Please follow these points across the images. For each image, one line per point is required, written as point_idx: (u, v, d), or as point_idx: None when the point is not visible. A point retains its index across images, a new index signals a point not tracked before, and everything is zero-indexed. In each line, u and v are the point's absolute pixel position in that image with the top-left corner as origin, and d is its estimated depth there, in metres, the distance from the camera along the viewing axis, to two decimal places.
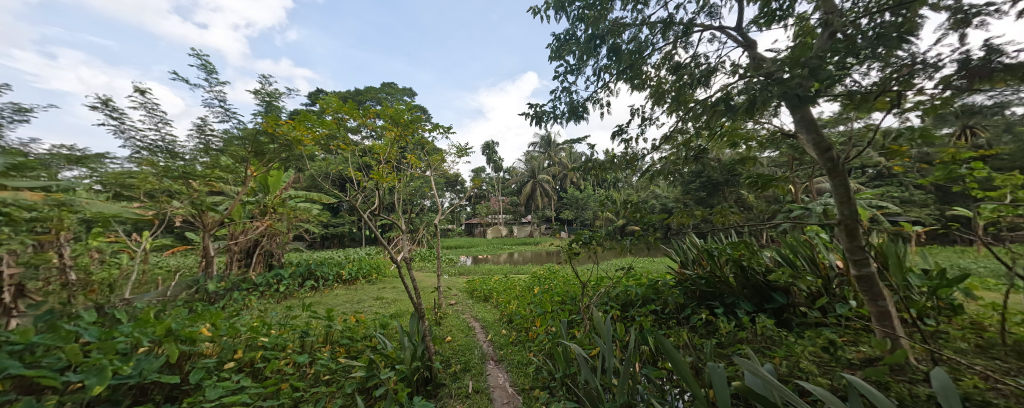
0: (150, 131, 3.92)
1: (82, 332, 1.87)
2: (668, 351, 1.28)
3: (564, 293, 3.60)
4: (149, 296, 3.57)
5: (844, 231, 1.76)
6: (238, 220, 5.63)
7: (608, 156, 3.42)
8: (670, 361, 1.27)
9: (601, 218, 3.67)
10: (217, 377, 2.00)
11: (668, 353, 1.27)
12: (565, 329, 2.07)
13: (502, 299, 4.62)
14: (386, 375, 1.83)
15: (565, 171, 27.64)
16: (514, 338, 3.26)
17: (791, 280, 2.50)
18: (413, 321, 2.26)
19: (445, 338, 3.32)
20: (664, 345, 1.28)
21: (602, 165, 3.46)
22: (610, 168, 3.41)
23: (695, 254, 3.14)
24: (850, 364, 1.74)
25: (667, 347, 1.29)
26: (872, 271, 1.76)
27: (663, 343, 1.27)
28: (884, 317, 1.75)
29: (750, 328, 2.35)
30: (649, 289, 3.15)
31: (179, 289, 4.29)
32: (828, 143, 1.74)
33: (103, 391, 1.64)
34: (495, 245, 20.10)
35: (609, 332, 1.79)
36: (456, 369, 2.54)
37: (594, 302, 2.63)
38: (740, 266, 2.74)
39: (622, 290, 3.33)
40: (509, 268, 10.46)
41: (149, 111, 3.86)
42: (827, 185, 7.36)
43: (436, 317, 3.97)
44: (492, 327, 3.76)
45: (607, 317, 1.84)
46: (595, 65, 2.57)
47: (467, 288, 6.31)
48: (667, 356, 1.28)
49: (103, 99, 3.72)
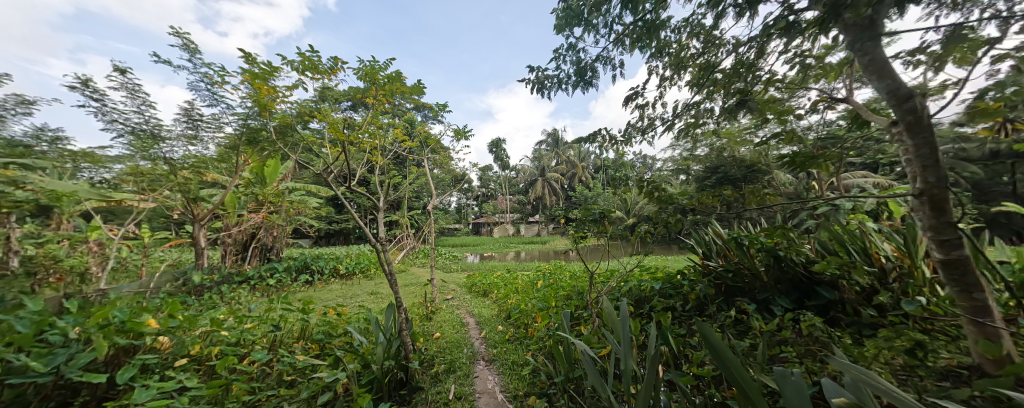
0: (132, 114, 3.77)
1: (9, 321, 1.62)
2: (729, 362, 0.91)
3: (570, 287, 3.26)
4: (127, 287, 3.38)
5: (929, 203, 1.36)
6: (232, 211, 5.45)
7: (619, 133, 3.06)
8: (732, 376, 0.90)
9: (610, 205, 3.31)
10: (163, 375, 1.73)
11: (730, 364, 0.91)
12: (568, 323, 1.73)
13: (501, 293, 4.33)
14: (337, 375, 1.52)
15: (573, 170, 27.25)
16: (514, 336, 2.94)
17: (840, 272, 2.09)
18: (388, 314, 1.96)
19: (433, 334, 3.03)
20: (721, 351, 0.92)
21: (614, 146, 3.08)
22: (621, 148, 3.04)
23: (720, 244, 2.75)
24: (934, 375, 1.36)
25: (727, 357, 0.92)
26: (967, 256, 1.36)
27: (708, 338, 0.93)
28: (983, 314, 1.35)
29: (791, 328, 1.95)
30: (665, 283, 2.77)
31: (162, 280, 4.11)
32: (910, 89, 1.36)
33: (13, 392, 1.37)
34: (501, 244, 19.83)
35: (627, 325, 1.40)
36: (438, 370, 2.23)
37: (603, 294, 2.29)
38: (775, 256, 2.33)
39: (635, 284, 2.97)
40: (514, 265, 10.20)
41: (131, 92, 3.70)
42: (853, 178, 6.88)
43: (428, 311, 3.69)
44: (488, 323, 3.45)
45: (620, 302, 1.42)
46: (606, 20, 2.24)
47: (467, 283, 6.05)
48: (727, 368, 0.92)
49: (82, 79, 3.56)
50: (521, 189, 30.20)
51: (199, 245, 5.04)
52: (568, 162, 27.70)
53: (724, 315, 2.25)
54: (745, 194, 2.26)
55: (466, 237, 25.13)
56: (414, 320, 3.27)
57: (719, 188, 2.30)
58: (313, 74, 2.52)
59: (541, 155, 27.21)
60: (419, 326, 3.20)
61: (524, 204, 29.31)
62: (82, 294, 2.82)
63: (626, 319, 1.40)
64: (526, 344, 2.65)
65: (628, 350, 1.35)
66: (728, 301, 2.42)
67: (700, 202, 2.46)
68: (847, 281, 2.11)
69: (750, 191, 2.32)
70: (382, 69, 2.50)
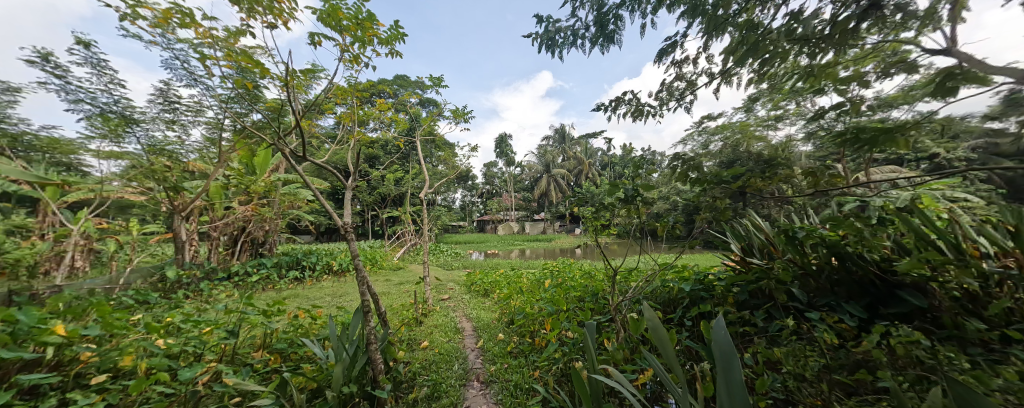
0: (97, 93, 3.41)
1: None
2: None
3: (582, 287, 2.87)
4: (89, 283, 3.12)
5: None
6: (218, 203, 5.14)
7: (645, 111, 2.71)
8: None
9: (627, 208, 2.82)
10: (67, 397, 1.36)
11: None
12: (593, 338, 1.29)
13: (502, 294, 3.97)
14: None
15: (579, 167, 26.86)
16: (517, 350, 2.54)
17: (928, 273, 1.64)
18: (352, 322, 1.63)
19: (421, 344, 2.67)
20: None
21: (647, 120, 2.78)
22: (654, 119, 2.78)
23: (762, 238, 2.30)
24: None
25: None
26: None
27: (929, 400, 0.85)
28: None
29: (870, 345, 1.51)
30: (695, 284, 2.34)
31: (135, 276, 3.84)
32: None
33: None
34: (506, 241, 19.65)
35: (733, 365, 0.95)
36: (417, 397, 1.88)
37: (629, 299, 1.88)
38: (840, 251, 1.87)
39: (660, 285, 2.54)
40: (518, 263, 9.87)
41: (96, 68, 3.34)
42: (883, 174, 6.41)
43: (418, 314, 3.35)
44: (486, 330, 3.09)
45: (716, 318, 0.97)
46: None
47: (466, 282, 5.73)
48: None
49: (41, 52, 3.21)
50: (526, 186, 29.87)
51: (180, 239, 4.70)
52: (574, 159, 27.27)
53: (775, 325, 1.79)
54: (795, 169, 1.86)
55: (470, 234, 24.99)
56: (402, 326, 2.91)
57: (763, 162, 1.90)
58: (270, 15, 2.20)
59: (546, 152, 26.82)
60: (406, 333, 2.84)
61: (528, 201, 28.96)
62: (25, 291, 2.50)
63: (732, 350, 0.95)
64: (534, 361, 2.24)
65: (744, 397, 0.91)
66: (777, 308, 1.97)
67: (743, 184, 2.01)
68: (940, 284, 1.63)
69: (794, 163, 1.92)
70: (346, 6, 2.07)
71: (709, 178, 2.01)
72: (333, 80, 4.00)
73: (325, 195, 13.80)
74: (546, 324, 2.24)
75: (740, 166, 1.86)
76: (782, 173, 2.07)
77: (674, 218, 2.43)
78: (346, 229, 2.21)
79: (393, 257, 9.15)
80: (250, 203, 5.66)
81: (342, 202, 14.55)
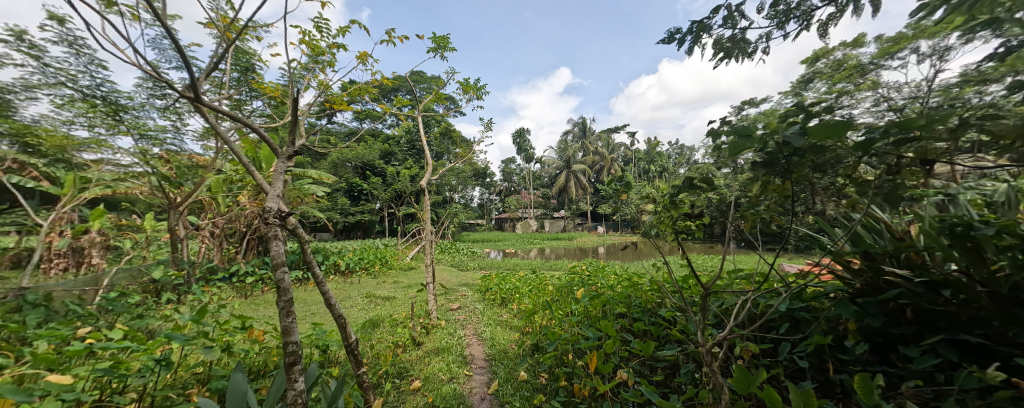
0: (75, 72, 3.12)
1: None
2: None
3: (624, 301, 2.29)
4: (60, 285, 2.81)
5: None
6: (219, 199, 4.85)
7: (729, 42, 2.44)
8: None
9: (681, 200, 1.92)
10: None
11: None
12: None
13: (523, 306, 3.47)
14: None
15: (601, 162, 25.83)
16: (549, 405, 1.97)
17: None
18: (273, 382, 1.42)
19: (411, 385, 2.26)
20: None
21: (729, 52, 2.52)
22: (737, 53, 2.49)
23: (898, 231, 1.58)
24: None
25: None
26: None
27: None
28: None
29: None
30: (793, 302, 1.68)
31: (121, 277, 3.56)
32: None
33: None
34: (524, 240, 19.21)
35: None
36: None
37: (730, 328, 1.27)
38: None
39: (742, 303, 1.89)
40: (537, 264, 9.34)
41: (72, 47, 3.05)
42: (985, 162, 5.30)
43: (416, 337, 2.92)
44: (498, 362, 2.62)
45: None
46: None
47: (480, 287, 5.23)
48: None
49: (13, 30, 2.94)
50: (545, 183, 29.25)
51: (181, 237, 4.47)
52: (596, 153, 26.33)
53: (960, 374, 1.11)
54: (987, 129, 1.11)
55: (487, 232, 24.75)
56: (389, 356, 2.48)
57: (956, 111, 1.05)
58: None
59: (566, 147, 26.04)
60: (395, 365, 2.45)
61: (548, 198, 28.33)
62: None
63: None
64: None
65: None
66: (943, 343, 1.28)
67: (910, 151, 1.24)
68: None
69: (977, 117, 1.17)
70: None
71: (864, 141, 1.10)
72: (337, 94, 3.28)
73: (341, 191, 13.71)
74: (591, 364, 1.73)
75: (932, 116, 0.99)
76: (964, 145, 1.29)
77: (775, 208, 1.56)
78: (279, 225, 1.61)
79: (406, 256, 8.87)
80: (257, 199, 5.40)
81: (359, 199, 14.42)
